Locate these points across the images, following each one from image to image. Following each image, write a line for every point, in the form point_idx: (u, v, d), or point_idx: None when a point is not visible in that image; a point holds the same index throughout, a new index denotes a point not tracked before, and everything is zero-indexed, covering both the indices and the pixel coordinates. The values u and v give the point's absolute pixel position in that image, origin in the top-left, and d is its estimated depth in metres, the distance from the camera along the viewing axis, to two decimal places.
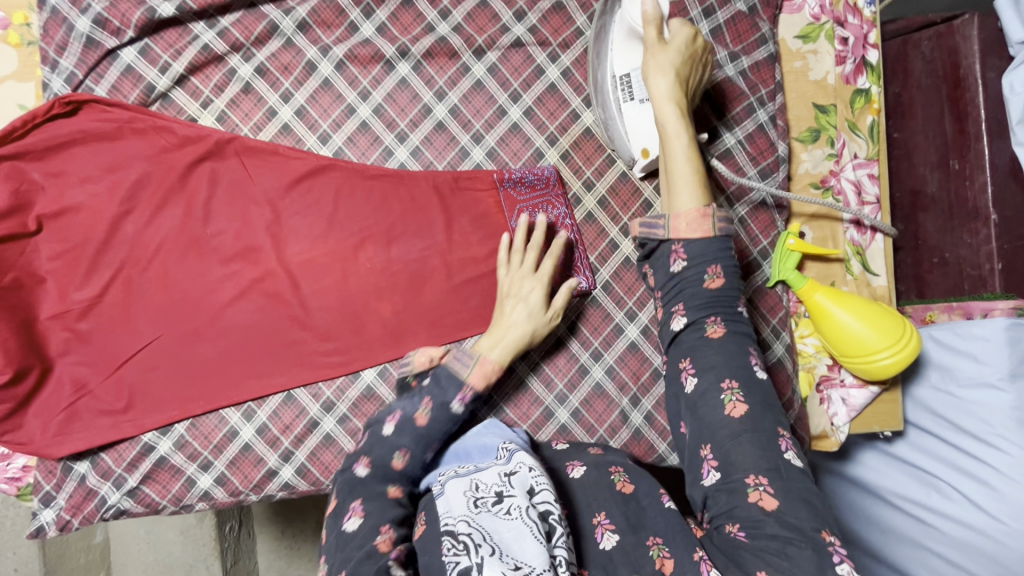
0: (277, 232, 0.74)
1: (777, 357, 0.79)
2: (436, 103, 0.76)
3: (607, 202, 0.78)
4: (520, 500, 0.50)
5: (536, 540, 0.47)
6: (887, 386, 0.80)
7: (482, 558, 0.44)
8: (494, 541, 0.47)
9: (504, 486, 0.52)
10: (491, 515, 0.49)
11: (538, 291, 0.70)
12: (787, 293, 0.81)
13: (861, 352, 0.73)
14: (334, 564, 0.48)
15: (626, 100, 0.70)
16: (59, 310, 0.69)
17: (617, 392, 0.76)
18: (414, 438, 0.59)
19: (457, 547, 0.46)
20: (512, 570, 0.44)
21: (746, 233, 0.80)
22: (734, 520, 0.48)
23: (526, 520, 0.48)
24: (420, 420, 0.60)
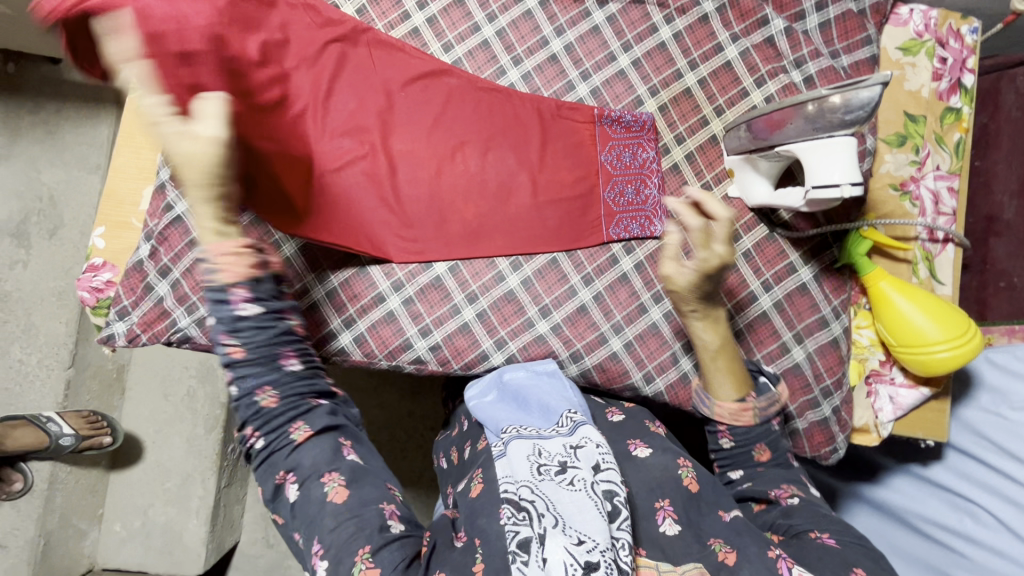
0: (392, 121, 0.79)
1: (833, 336, 0.79)
2: (554, 37, 0.82)
3: (694, 158, 0.82)
4: (585, 475, 0.53)
5: (595, 518, 0.49)
6: (937, 392, 0.80)
7: (545, 529, 0.48)
8: (557, 511, 0.49)
9: (569, 457, 0.54)
10: (554, 483, 0.52)
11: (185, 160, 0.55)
12: (850, 286, 0.81)
13: (916, 343, 0.74)
14: (304, 531, 0.55)
15: (753, 162, 0.75)
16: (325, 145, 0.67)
17: (671, 335, 0.78)
18: (261, 374, 0.56)
19: (518, 517, 0.49)
20: (573, 544, 0.47)
21: (819, 289, 0.79)
22: (821, 530, 0.56)
23: (589, 494, 0.51)
24: (235, 353, 0.55)
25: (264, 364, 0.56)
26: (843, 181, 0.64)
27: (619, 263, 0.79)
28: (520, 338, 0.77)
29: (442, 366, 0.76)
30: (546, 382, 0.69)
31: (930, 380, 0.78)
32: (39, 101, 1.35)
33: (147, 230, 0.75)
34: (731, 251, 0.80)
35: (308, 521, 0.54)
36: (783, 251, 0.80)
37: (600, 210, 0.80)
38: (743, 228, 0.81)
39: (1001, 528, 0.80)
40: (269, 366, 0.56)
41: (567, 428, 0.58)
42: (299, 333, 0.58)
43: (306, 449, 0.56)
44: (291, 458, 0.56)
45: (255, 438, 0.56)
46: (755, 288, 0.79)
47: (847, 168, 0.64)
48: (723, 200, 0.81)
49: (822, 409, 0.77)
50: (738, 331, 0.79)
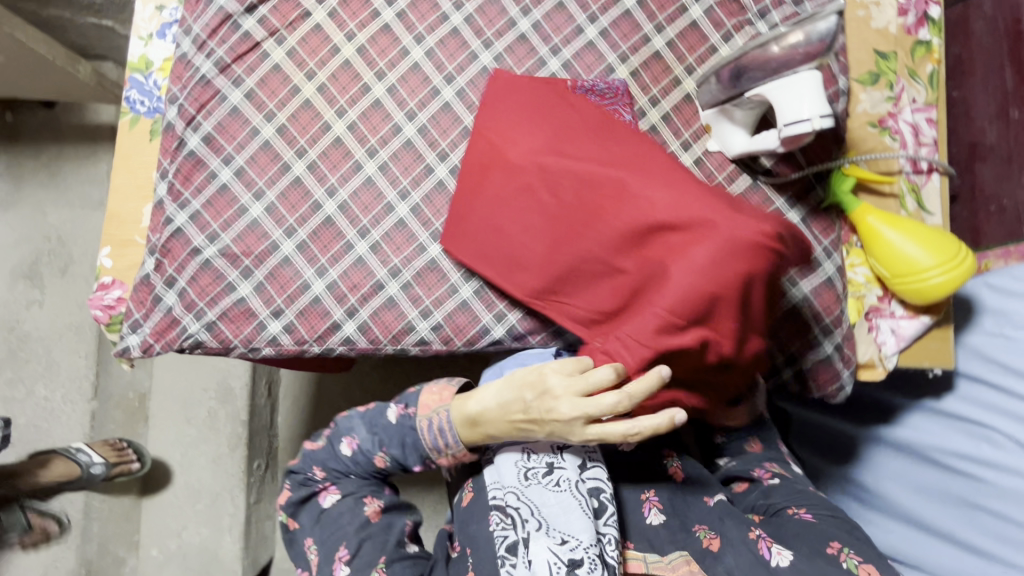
0: (608, 132, 0.71)
1: (828, 274, 0.79)
2: (521, 17, 0.83)
3: (671, 118, 0.83)
4: (569, 476, 0.71)
5: (576, 521, 0.67)
6: (938, 320, 0.80)
7: (529, 532, 0.67)
8: (541, 516, 0.68)
9: (555, 460, 0.73)
10: (541, 486, 0.71)
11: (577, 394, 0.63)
12: (840, 225, 0.81)
13: (910, 272, 0.75)
14: (329, 532, 0.78)
15: (727, 113, 0.78)
16: (668, 295, 0.60)
17: None
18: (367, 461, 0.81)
19: (506, 523, 0.69)
20: (556, 543, 0.65)
21: (808, 232, 0.80)
22: (798, 507, 0.73)
23: (573, 494, 0.69)
24: (379, 462, 0.80)
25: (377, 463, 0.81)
26: (814, 112, 0.65)
27: None
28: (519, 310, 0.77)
29: (446, 344, 0.77)
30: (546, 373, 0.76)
31: (930, 308, 0.79)
32: (39, 145, 1.40)
33: (150, 246, 0.78)
34: None
35: (341, 525, 0.78)
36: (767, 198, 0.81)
37: None
38: (726, 180, 0.81)
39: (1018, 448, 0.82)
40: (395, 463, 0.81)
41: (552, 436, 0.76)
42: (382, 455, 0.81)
43: (349, 482, 0.81)
44: (340, 478, 0.81)
45: (320, 470, 0.81)
46: None
47: (814, 102, 0.65)
48: (703, 155, 0.82)
49: (824, 347, 0.78)
50: None
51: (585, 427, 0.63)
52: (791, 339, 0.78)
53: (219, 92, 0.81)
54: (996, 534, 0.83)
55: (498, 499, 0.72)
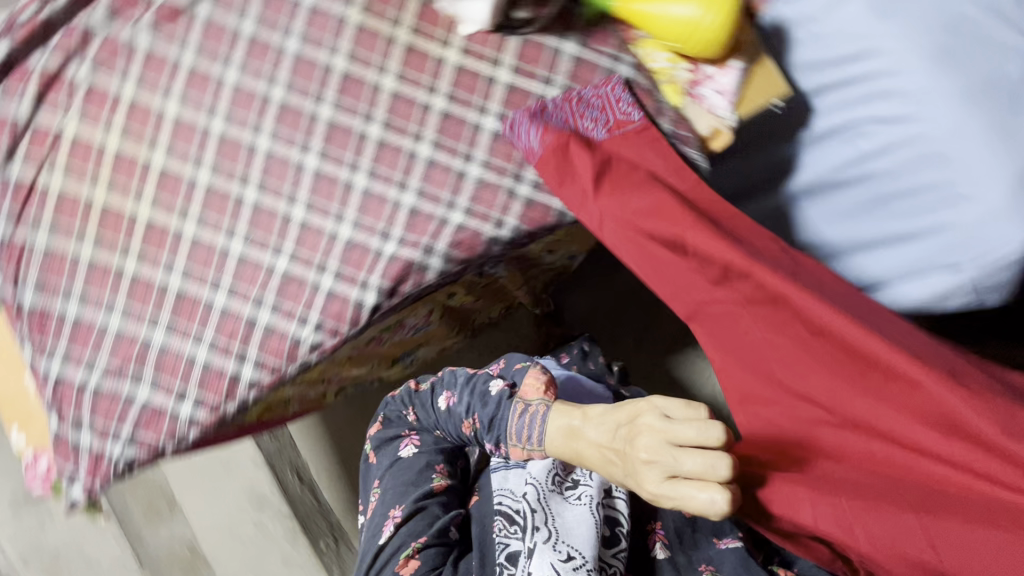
0: (873, 314, 0.65)
1: (627, 77, 0.80)
2: (241, 22, 0.84)
3: (420, 27, 0.82)
4: (590, 494, 0.81)
5: (582, 541, 0.74)
6: (748, 58, 0.80)
7: (537, 541, 0.74)
8: (552, 527, 0.76)
9: (582, 478, 0.85)
10: (564, 498, 0.81)
11: (661, 475, 0.62)
12: (617, 28, 0.81)
13: (690, 31, 0.74)
14: (397, 481, 0.91)
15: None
16: (951, 542, 0.56)
17: (497, 177, 0.79)
18: (454, 425, 0.93)
19: (512, 531, 0.78)
20: (558, 558, 0.72)
21: (591, 49, 0.80)
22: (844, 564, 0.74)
23: (590, 509, 0.79)
24: (466, 426, 0.90)
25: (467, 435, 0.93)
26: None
27: (418, 154, 0.80)
28: (378, 269, 0.77)
29: (337, 336, 0.78)
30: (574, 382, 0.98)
31: (733, 53, 0.78)
32: None
33: (47, 404, 0.81)
34: (500, 74, 0.81)
35: (406, 476, 0.90)
36: (539, 45, 0.80)
37: (376, 127, 0.82)
38: (497, 50, 0.81)
39: (884, 125, 0.79)
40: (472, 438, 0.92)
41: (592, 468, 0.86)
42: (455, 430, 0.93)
43: (429, 438, 0.96)
44: (429, 434, 0.96)
45: (413, 415, 0.98)
46: (538, 90, 0.80)
47: None
48: (468, 42, 0.82)
49: None
50: None
51: (664, 481, 0.62)
52: None
53: (29, 243, 0.83)
54: (908, 214, 0.80)
55: (506, 506, 0.81)
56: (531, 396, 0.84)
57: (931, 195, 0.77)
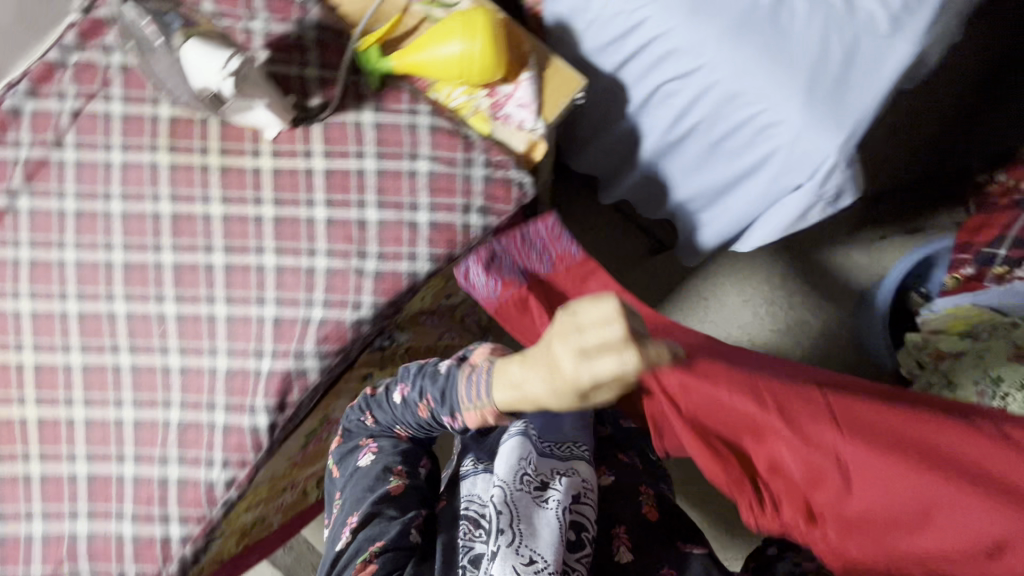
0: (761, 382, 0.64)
1: (427, 123, 0.79)
2: (62, 202, 0.85)
3: (227, 147, 0.83)
4: (557, 496, 0.68)
5: (546, 540, 0.63)
6: (537, 66, 0.81)
7: (498, 545, 0.62)
8: (515, 529, 0.63)
9: (548, 477, 0.72)
10: (530, 497, 0.68)
11: (582, 358, 0.50)
12: (406, 82, 0.82)
13: (465, 64, 0.76)
14: (355, 486, 0.76)
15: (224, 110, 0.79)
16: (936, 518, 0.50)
17: (344, 261, 0.79)
18: (415, 424, 0.76)
19: (473, 531, 0.67)
20: (522, 563, 0.60)
21: (387, 110, 0.80)
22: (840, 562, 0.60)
23: (558, 512, 0.67)
24: (421, 412, 0.71)
25: (428, 429, 0.76)
26: (222, 62, 0.71)
27: (266, 265, 0.81)
28: (260, 389, 0.78)
29: (243, 467, 0.77)
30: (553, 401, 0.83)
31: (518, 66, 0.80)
32: None
33: None
34: (315, 163, 0.82)
35: (360, 483, 0.75)
36: (339, 123, 0.81)
37: (219, 254, 0.82)
38: (305, 142, 0.82)
39: (682, 81, 0.79)
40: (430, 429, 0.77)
41: (562, 457, 0.77)
42: (404, 430, 0.78)
43: (389, 443, 0.79)
44: (379, 445, 0.79)
45: (370, 418, 0.80)
46: (355, 165, 0.81)
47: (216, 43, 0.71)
48: (276, 144, 0.83)
49: (476, 175, 0.78)
50: (379, 202, 0.79)
51: (577, 362, 0.50)
52: (450, 197, 0.78)
53: None
54: (743, 147, 0.81)
55: (472, 510, 0.70)
56: (481, 358, 0.70)
57: (748, 130, 0.78)
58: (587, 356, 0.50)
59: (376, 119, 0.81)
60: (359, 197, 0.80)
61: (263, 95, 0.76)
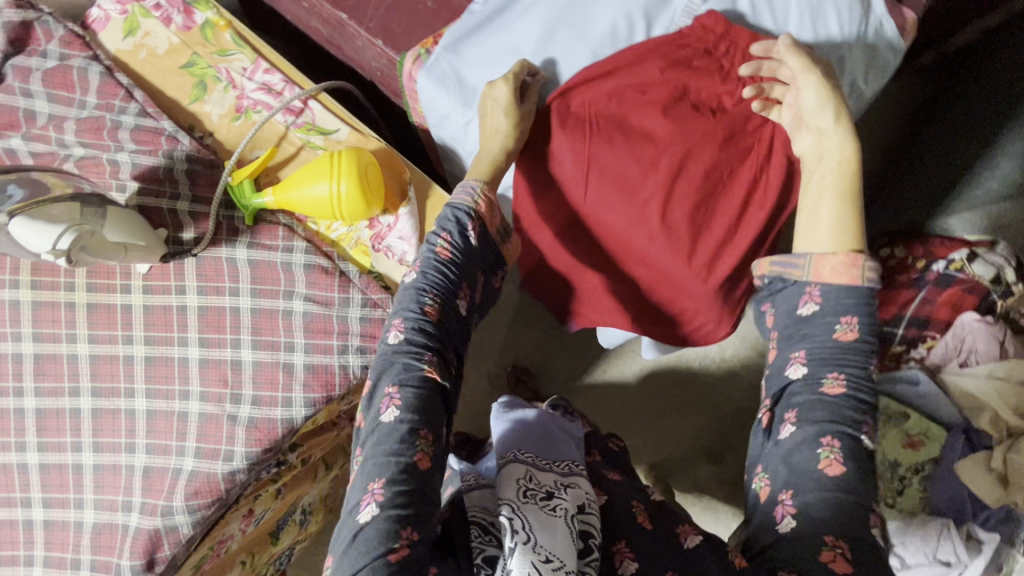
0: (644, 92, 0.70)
1: (303, 263, 0.77)
2: None
3: (93, 282, 0.78)
4: (566, 506, 0.59)
5: (561, 540, 0.54)
6: (419, 196, 0.80)
7: (517, 541, 0.53)
8: (528, 530, 0.55)
9: (555, 489, 0.61)
10: (537, 505, 0.58)
11: (504, 110, 0.68)
12: (282, 213, 0.80)
13: (332, 204, 0.74)
14: (374, 444, 0.54)
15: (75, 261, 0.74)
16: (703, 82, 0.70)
17: (217, 406, 0.76)
18: (438, 285, 0.59)
19: (483, 538, 0.59)
20: (541, 560, 0.52)
21: (263, 248, 0.78)
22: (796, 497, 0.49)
23: (566, 522, 0.56)
24: (443, 255, 0.60)
25: (462, 284, 0.61)
26: (50, 241, 0.66)
27: (136, 409, 0.77)
28: (126, 547, 0.75)
29: None
30: (545, 414, 0.79)
31: (394, 197, 0.78)
32: None
33: None
34: (188, 300, 0.78)
35: (385, 441, 0.53)
36: (212, 260, 0.78)
37: (86, 398, 0.78)
38: (179, 277, 0.78)
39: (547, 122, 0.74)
40: (453, 284, 0.60)
41: (561, 470, 0.67)
42: (430, 314, 0.58)
43: (412, 382, 0.55)
44: (404, 361, 0.56)
45: (394, 328, 0.58)
46: (229, 303, 0.77)
47: (43, 223, 0.66)
48: (148, 280, 0.78)
49: (352, 317, 0.76)
50: (252, 344, 0.76)
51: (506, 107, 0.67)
52: (327, 337, 0.76)
53: None
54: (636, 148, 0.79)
55: (480, 517, 0.61)
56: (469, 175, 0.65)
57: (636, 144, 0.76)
58: (506, 91, 0.67)
59: (250, 256, 0.78)
60: (233, 337, 0.77)
61: (115, 251, 0.71)
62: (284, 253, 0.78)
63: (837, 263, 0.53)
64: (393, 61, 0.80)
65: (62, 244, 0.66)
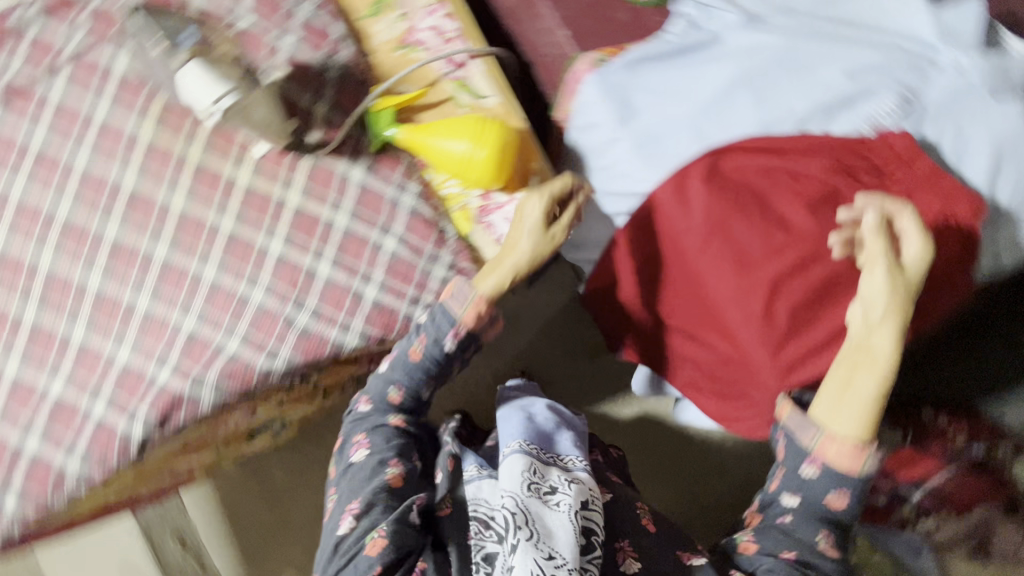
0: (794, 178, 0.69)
1: (410, 207, 0.78)
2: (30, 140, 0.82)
3: (212, 144, 0.80)
4: (568, 501, 0.67)
5: (564, 536, 0.63)
6: (539, 187, 0.81)
7: (520, 537, 0.62)
8: (531, 525, 0.63)
9: (559, 485, 0.69)
10: (541, 500, 0.66)
11: (534, 225, 0.72)
12: (406, 153, 0.81)
13: (463, 164, 0.76)
14: (348, 483, 0.70)
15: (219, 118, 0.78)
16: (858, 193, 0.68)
17: (279, 305, 0.77)
18: (408, 368, 0.74)
19: (484, 532, 0.66)
20: (543, 557, 0.60)
21: (379, 178, 0.79)
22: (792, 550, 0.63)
23: (570, 516, 0.65)
24: (415, 356, 0.73)
25: (438, 367, 0.74)
26: (214, 95, 0.70)
27: (203, 276, 0.79)
28: (147, 398, 0.76)
29: (103, 467, 0.75)
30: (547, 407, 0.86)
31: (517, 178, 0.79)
32: None
33: None
34: (290, 196, 0.79)
35: (354, 480, 0.70)
36: (327, 170, 0.79)
37: (163, 247, 0.80)
38: (289, 172, 0.79)
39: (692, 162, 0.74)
40: (430, 374, 0.74)
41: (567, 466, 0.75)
42: (394, 398, 0.75)
43: (380, 435, 0.73)
44: (374, 424, 0.74)
45: (365, 401, 0.77)
46: (326, 215, 0.79)
47: (213, 77, 0.70)
48: (260, 164, 0.80)
49: (436, 274, 0.78)
50: (334, 259, 0.78)
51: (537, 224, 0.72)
52: (405, 283, 0.78)
53: None
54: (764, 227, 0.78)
55: (480, 512, 0.68)
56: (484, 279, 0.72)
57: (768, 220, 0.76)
58: (536, 209, 0.72)
59: (364, 180, 0.79)
60: (320, 247, 0.78)
61: (253, 125, 0.74)
62: (395, 191, 0.79)
63: (843, 451, 0.60)
64: (566, 54, 0.82)
65: (225, 101, 0.71)
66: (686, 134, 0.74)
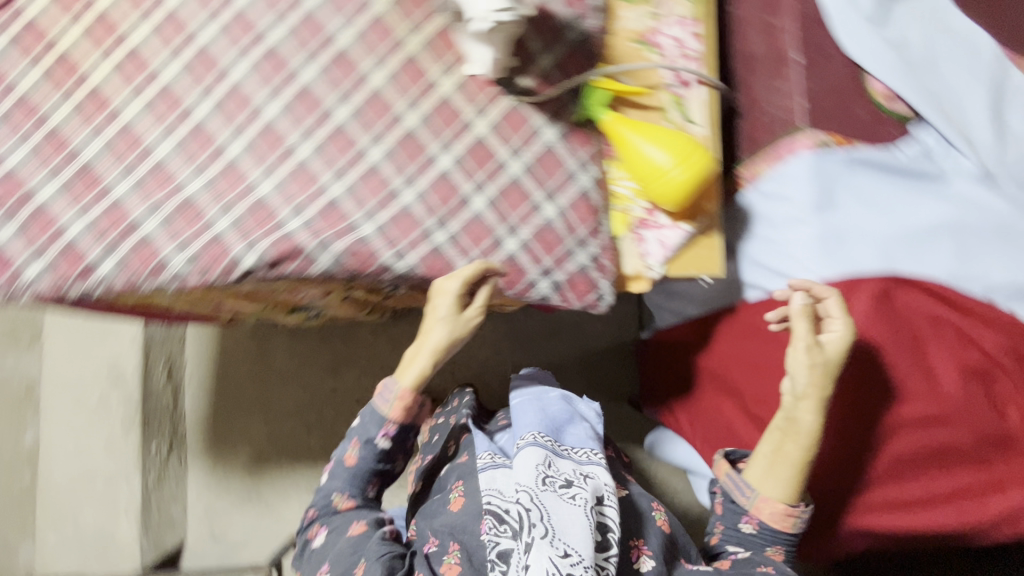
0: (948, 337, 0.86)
1: (581, 187, 0.81)
2: None
3: (434, 44, 0.82)
4: (584, 495, 0.72)
5: (580, 533, 0.68)
6: (699, 226, 0.83)
7: (536, 536, 0.67)
8: (547, 522, 0.68)
9: (574, 480, 0.75)
10: (556, 494, 0.72)
11: (446, 317, 0.81)
12: (600, 138, 0.83)
13: (655, 174, 0.78)
14: (320, 550, 0.86)
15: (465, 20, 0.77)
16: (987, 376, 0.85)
17: (424, 213, 0.78)
18: (346, 478, 0.89)
19: (500, 529, 0.70)
20: (559, 554, 0.65)
21: (567, 149, 0.81)
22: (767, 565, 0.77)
23: (584, 511, 0.70)
24: (349, 458, 0.89)
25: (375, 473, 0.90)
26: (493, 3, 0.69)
27: (368, 154, 0.79)
28: (269, 238, 0.76)
29: (201, 279, 0.76)
30: (562, 403, 0.90)
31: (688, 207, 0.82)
32: None
33: None
34: (480, 124, 0.80)
35: (328, 553, 0.85)
36: (525, 118, 0.81)
37: (345, 110, 0.80)
38: (488, 101, 0.81)
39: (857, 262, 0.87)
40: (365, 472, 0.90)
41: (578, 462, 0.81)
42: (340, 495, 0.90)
43: (334, 517, 0.88)
44: (330, 513, 0.90)
45: (313, 512, 0.91)
46: (504, 156, 0.80)
47: None
48: (466, 82, 0.81)
49: (576, 257, 0.81)
50: (492, 199, 0.80)
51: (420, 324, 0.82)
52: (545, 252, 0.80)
53: None
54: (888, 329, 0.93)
55: (494, 505, 0.73)
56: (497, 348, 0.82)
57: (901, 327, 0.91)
58: (440, 307, 0.80)
59: (553, 143, 0.81)
60: (484, 181, 0.80)
61: (490, 46, 0.75)
62: (575, 166, 0.81)
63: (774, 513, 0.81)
64: None
65: (501, 15, 0.70)
66: (854, 243, 0.86)
